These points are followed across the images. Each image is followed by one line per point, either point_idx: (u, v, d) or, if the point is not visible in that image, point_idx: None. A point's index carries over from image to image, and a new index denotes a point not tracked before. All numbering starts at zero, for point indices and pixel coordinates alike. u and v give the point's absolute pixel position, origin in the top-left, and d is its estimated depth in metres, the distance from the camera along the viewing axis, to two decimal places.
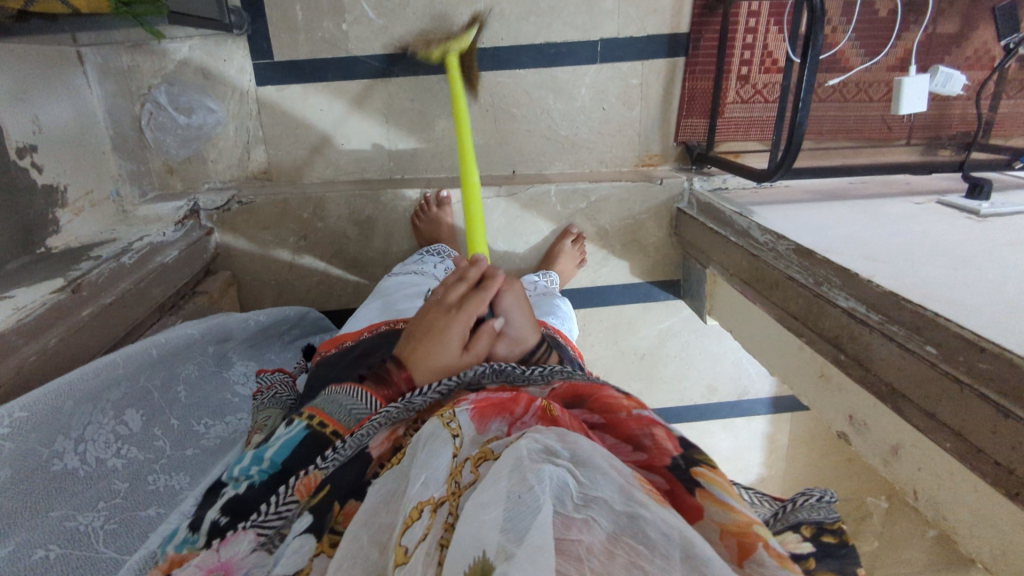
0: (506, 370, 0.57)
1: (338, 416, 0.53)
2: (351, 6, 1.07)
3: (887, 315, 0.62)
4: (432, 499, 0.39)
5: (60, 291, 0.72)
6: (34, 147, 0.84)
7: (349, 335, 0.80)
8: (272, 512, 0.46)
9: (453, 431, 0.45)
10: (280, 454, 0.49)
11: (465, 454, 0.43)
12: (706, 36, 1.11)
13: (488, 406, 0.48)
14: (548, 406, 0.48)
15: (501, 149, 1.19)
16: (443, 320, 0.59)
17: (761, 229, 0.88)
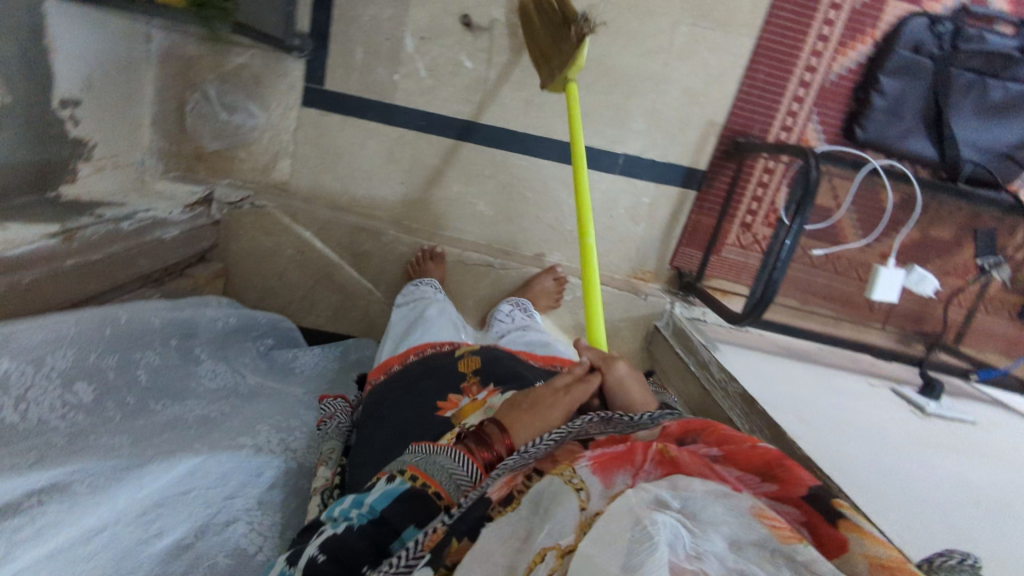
0: (611, 420, 0.59)
1: (440, 477, 0.54)
2: (406, 61, 1.16)
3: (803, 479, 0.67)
4: (557, 546, 0.44)
5: (53, 236, 0.76)
6: (78, 102, 0.90)
7: (395, 359, 0.86)
8: (403, 563, 0.47)
9: (578, 484, 0.49)
10: (380, 502, 0.52)
11: (592, 507, 0.48)
12: (719, 179, 1.20)
13: (606, 460, 0.52)
14: (664, 449, 0.52)
15: (507, 225, 1.24)
16: (550, 400, 0.63)
17: (719, 366, 0.93)
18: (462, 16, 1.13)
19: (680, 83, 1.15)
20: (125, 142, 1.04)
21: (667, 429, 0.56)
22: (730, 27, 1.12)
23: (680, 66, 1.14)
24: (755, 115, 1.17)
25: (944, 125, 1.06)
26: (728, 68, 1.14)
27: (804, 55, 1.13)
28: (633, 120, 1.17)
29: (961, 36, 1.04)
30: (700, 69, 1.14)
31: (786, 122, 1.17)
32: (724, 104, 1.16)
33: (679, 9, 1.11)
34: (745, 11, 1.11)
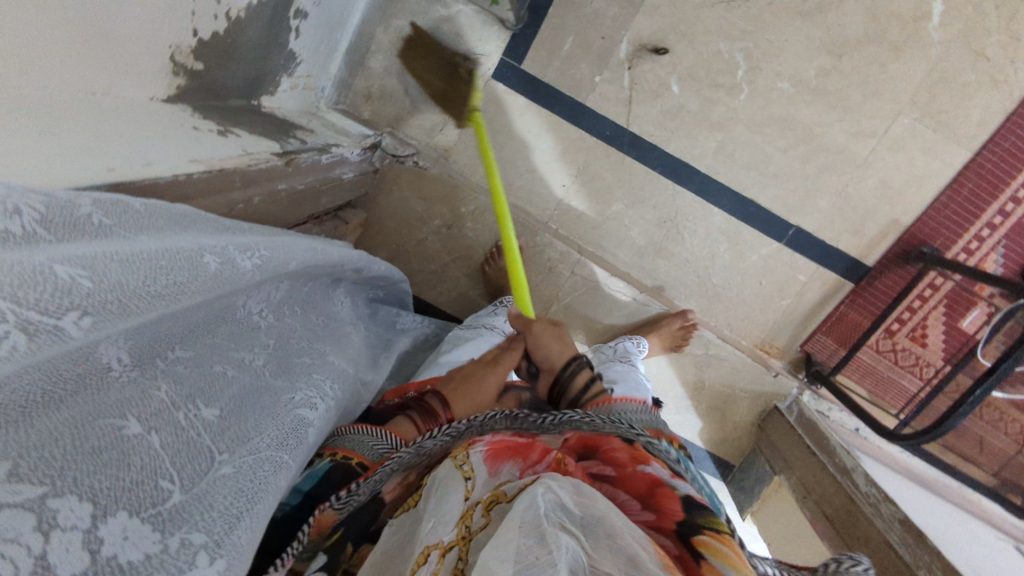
0: (517, 417, 0.53)
1: (363, 450, 0.57)
2: (613, 66, 1.09)
3: None
4: (441, 542, 0.38)
5: (279, 157, 0.71)
6: (308, 15, 0.84)
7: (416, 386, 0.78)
8: (291, 555, 0.46)
9: (465, 473, 0.44)
10: (295, 495, 0.52)
11: (477, 497, 0.42)
12: (883, 279, 1.15)
13: (503, 449, 0.47)
14: (562, 459, 0.45)
15: (654, 260, 1.18)
16: (485, 372, 0.73)
17: (867, 478, 0.92)
18: (656, 47, 1.07)
19: (880, 175, 1.10)
20: (320, 65, 0.98)
21: (567, 442, 0.52)
22: (951, 134, 1.06)
23: (887, 158, 1.09)
24: (943, 227, 1.10)
25: None
26: (934, 173, 1.09)
27: (1015, 185, 1.07)
28: (819, 198, 1.12)
29: None
30: (906, 165, 1.09)
31: (969, 245, 1.10)
32: (916, 208, 1.11)
33: (908, 100, 1.05)
34: (973, 123, 1.05)
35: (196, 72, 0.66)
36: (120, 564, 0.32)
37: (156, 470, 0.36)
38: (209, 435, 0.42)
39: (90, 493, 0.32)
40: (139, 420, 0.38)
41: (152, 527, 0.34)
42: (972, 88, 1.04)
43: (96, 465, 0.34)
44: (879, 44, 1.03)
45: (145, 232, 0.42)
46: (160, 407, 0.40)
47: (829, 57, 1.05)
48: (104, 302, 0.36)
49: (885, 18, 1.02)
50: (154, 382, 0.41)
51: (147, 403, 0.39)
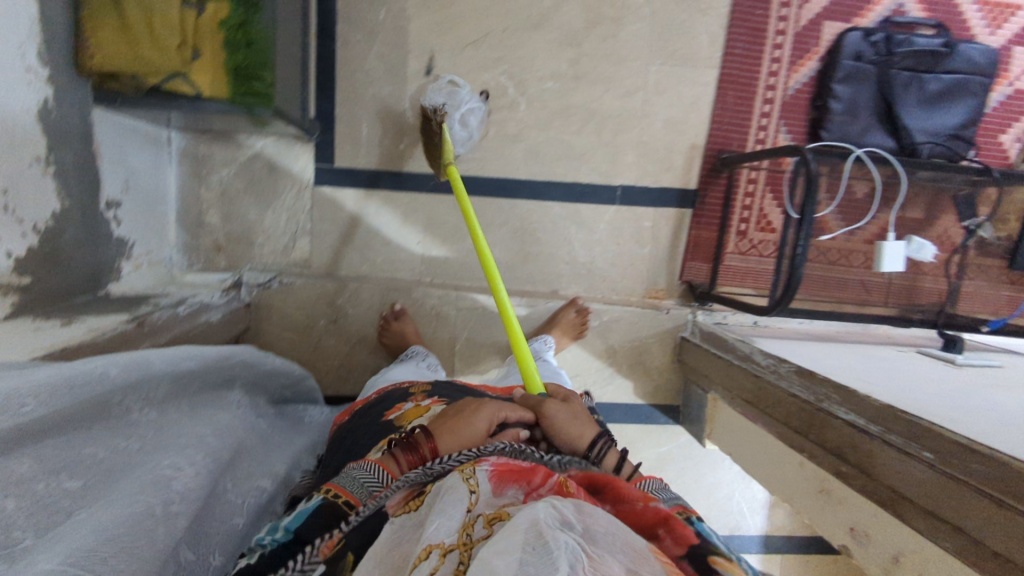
0: (524, 452, 0.64)
1: (353, 489, 0.59)
2: (410, 131, 1.23)
3: (886, 425, 0.76)
4: (443, 543, 0.47)
5: (129, 322, 0.80)
6: (119, 203, 0.96)
7: (364, 402, 0.89)
8: (297, 566, 0.53)
9: (472, 487, 0.54)
10: (294, 522, 0.56)
11: (478, 510, 0.52)
12: (711, 194, 1.29)
13: (507, 471, 0.57)
14: (563, 483, 0.56)
15: (524, 267, 1.29)
16: (471, 409, 0.69)
17: (763, 352, 1.04)
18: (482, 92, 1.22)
19: (660, 115, 1.27)
20: (156, 239, 1.09)
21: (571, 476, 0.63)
22: (694, 61, 1.25)
23: (658, 101, 1.26)
24: (731, 133, 1.28)
25: (896, 119, 1.21)
26: (700, 96, 1.27)
27: (763, 77, 1.26)
28: (624, 154, 1.27)
29: (893, 42, 1.20)
30: (675, 99, 1.26)
31: (759, 135, 1.28)
32: (701, 127, 1.28)
33: (649, 52, 1.24)
34: (705, 46, 1.25)
35: (26, 286, 0.75)
36: None
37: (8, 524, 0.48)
38: (69, 500, 0.53)
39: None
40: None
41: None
42: (690, 22, 1.24)
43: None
44: (603, 22, 1.22)
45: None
46: (23, 480, 0.51)
47: (572, 48, 1.23)
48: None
49: (597, 2, 1.21)
50: (20, 456, 0.52)
51: (8, 474, 0.50)
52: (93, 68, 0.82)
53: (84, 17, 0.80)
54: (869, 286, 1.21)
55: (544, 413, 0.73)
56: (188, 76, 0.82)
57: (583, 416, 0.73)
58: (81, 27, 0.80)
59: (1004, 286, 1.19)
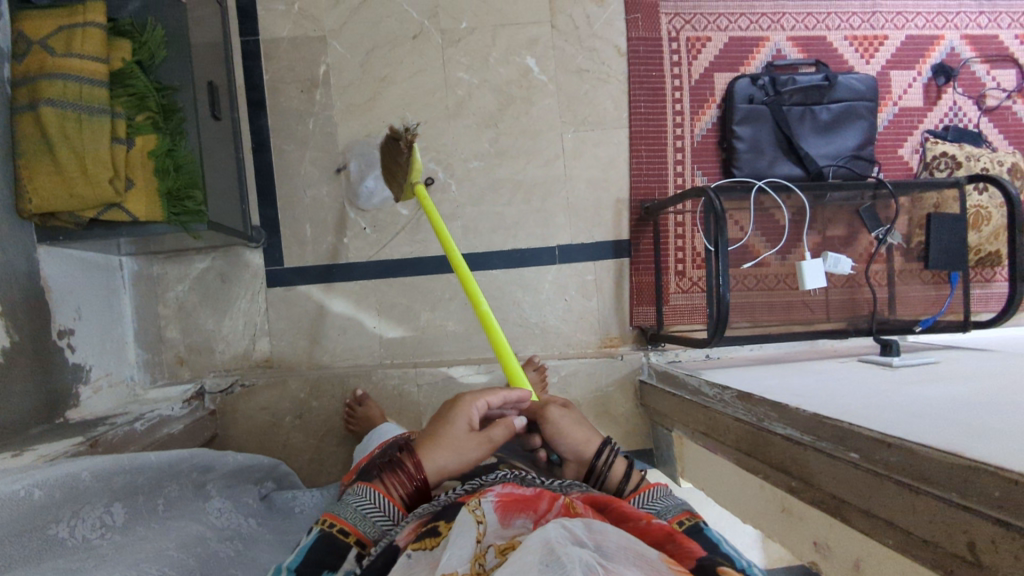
0: (526, 478, 0.67)
1: (356, 522, 0.61)
2: (351, 224, 1.31)
3: (816, 435, 0.80)
4: (457, 571, 0.48)
5: (82, 443, 0.83)
6: (73, 331, 1.01)
7: (365, 457, 0.91)
8: None
9: (478, 518, 0.56)
10: (296, 561, 0.56)
11: (488, 541, 0.53)
12: (643, 241, 1.36)
13: (512, 502, 0.60)
14: (568, 507, 0.59)
15: (479, 335, 1.34)
16: (452, 407, 0.72)
17: (708, 383, 1.08)
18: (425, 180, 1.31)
19: (583, 177, 1.36)
20: (115, 360, 1.13)
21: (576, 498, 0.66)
22: (605, 123, 1.36)
23: (578, 164, 1.35)
24: (651, 183, 1.37)
25: (799, 149, 1.30)
26: (616, 154, 1.36)
27: (670, 129, 1.37)
28: (556, 217, 1.35)
29: (778, 83, 1.32)
30: (594, 161, 1.36)
31: (677, 182, 1.38)
32: (623, 182, 1.37)
33: (561, 122, 1.35)
34: (612, 109, 1.36)
35: None
36: None
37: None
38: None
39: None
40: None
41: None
42: (594, 90, 1.35)
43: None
44: (515, 102, 1.33)
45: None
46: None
47: (490, 129, 1.33)
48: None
49: (506, 86, 1.33)
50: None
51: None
52: (35, 212, 0.89)
53: (21, 165, 0.87)
54: (814, 304, 1.28)
55: (547, 417, 0.77)
56: (124, 205, 0.92)
57: (582, 426, 0.78)
58: (18, 175, 0.88)
59: (930, 286, 1.27)
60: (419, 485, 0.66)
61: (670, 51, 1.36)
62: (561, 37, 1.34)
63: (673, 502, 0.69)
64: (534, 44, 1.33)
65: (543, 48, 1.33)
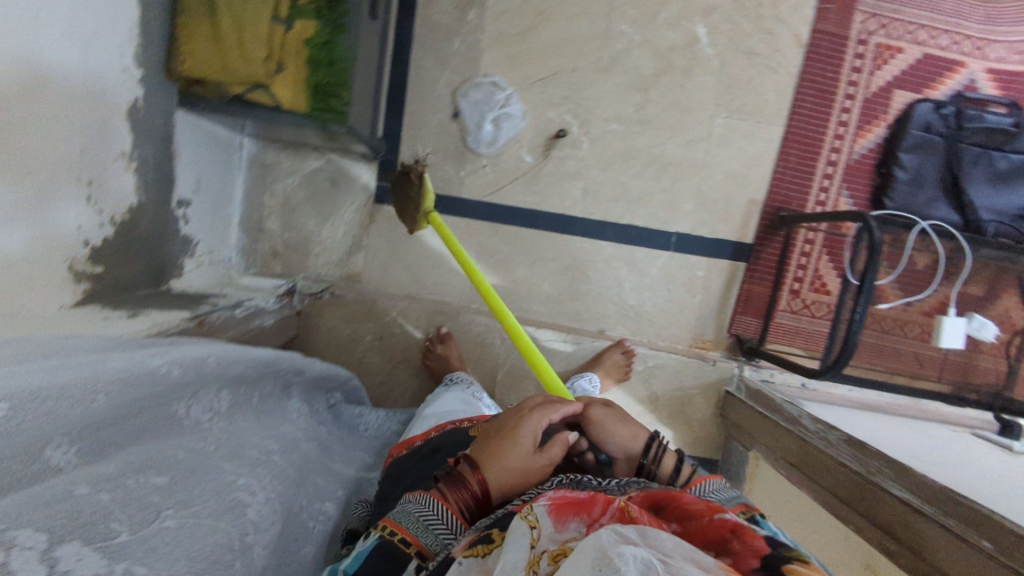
0: (580, 481, 0.61)
1: (410, 527, 0.56)
2: (471, 159, 1.24)
3: (941, 507, 0.72)
4: None
5: (188, 320, 0.81)
6: (190, 202, 0.99)
7: (419, 435, 0.82)
8: None
9: (531, 523, 0.49)
10: (352, 565, 0.54)
11: (543, 547, 0.47)
12: (767, 249, 1.28)
13: (565, 503, 0.51)
14: (626, 508, 0.50)
15: (571, 304, 1.28)
16: (515, 421, 0.64)
17: (812, 418, 0.99)
18: (557, 132, 1.23)
19: (721, 167, 1.26)
20: (218, 240, 1.11)
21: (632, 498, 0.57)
22: (760, 116, 1.25)
23: (720, 153, 1.26)
24: (791, 191, 1.27)
25: (964, 194, 1.15)
26: (763, 152, 1.26)
27: (828, 137, 1.25)
28: (682, 202, 1.27)
29: (964, 116, 1.17)
30: (738, 154, 1.26)
31: (819, 197, 1.27)
32: (761, 183, 1.27)
33: (715, 104, 1.24)
34: (773, 104, 1.25)
35: (98, 275, 0.78)
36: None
37: (104, 515, 0.43)
38: (158, 495, 0.49)
39: (46, 527, 0.39)
40: (89, 484, 0.46)
41: (101, 553, 0.41)
42: (759, 78, 1.24)
43: (51, 509, 0.41)
44: (671, 71, 1.23)
45: (40, 357, 0.50)
46: (112, 477, 0.47)
47: (638, 93, 1.23)
48: (19, 393, 0.44)
49: (667, 51, 1.22)
50: (107, 457, 0.50)
51: (100, 472, 0.47)
52: (183, 73, 0.85)
53: (180, 24, 0.83)
54: (923, 359, 1.15)
55: (591, 418, 0.69)
56: (268, 87, 0.86)
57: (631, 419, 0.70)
58: (175, 34, 0.84)
59: None
60: (479, 502, 0.59)
61: (854, 55, 1.23)
62: (742, 11, 1.22)
63: (729, 497, 0.61)
64: (710, 12, 1.22)
65: (718, 18, 1.22)
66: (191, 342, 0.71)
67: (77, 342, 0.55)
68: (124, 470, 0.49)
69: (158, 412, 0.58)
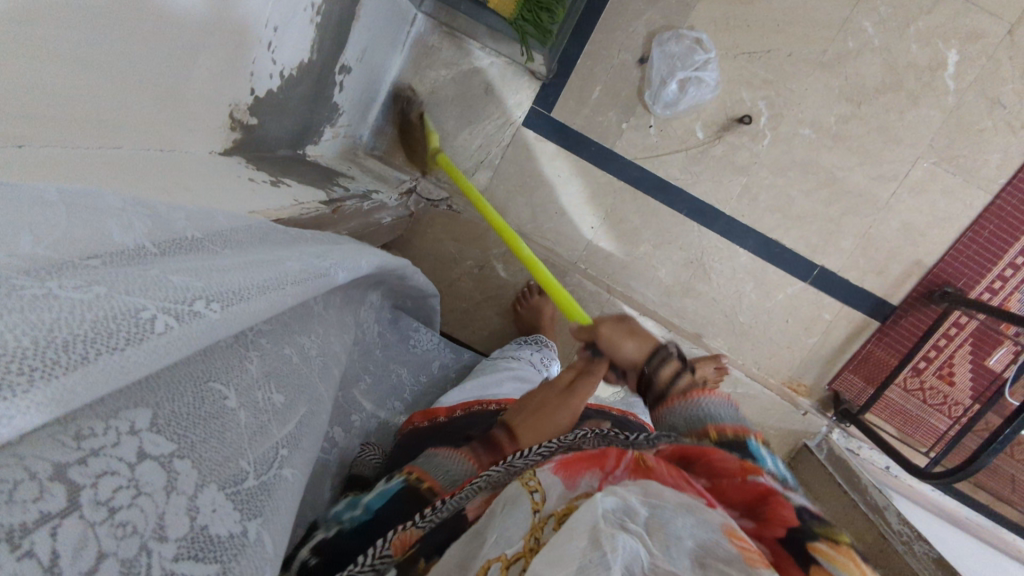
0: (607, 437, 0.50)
1: (438, 476, 0.55)
2: (640, 114, 1.13)
3: None
4: (503, 556, 0.37)
5: (325, 205, 0.77)
6: (350, 70, 0.93)
7: (443, 409, 0.80)
8: (367, 563, 0.45)
9: (532, 488, 0.41)
10: (377, 502, 0.54)
11: (548, 509, 0.39)
12: (909, 318, 1.15)
13: (576, 458, 0.43)
14: (641, 458, 0.41)
15: (682, 299, 1.20)
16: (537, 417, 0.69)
17: (898, 516, 0.92)
18: (742, 116, 1.11)
19: (902, 216, 1.12)
20: (359, 115, 1.06)
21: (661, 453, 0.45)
22: (972, 176, 1.09)
23: (910, 201, 1.11)
24: (965, 268, 1.11)
25: None
26: (956, 216, 1.11)
27: None
28: (842, 238, 1.14)
29: None
30: (928, 208, 1.11)
31: (992, 284, 1.11)
32: (939, 249, 1.12)
33: (928, 145, 1.08)
34: (992, 166, 1.08)
35: (250, 126, 0.74)
36: (214, 538, 0.34)
37: (241, 450, 0.38)
38: (278, 423, 0.43)
39: (200, 463, 0.35)
40: (238, 393, 0.41)
41: (234, 505, 0.36)
42: (991, 133, 1.07)
43: (205, 432, 0.36)
44: (897, 91, 1.07)
45: (223, 253, 0.44)
46: (249, 383, 0.42)
47: (849, 105, 1.08)
48: (224, 293, 0.35)
49: (903, 68, 1.06)
50: (246, 354, 0.44)
51: (241, 377, 0.42)
52: None
53: None
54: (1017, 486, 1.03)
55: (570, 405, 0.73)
56: None
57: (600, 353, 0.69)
58: None
59: None
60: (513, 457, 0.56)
61: None
62: (1007, 51, 1.03)
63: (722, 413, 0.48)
64: (971, 40, 1.04)
65: (976, 51, 1.04)
66: (330, 238, 0.67)
67: (245, 222, 0.52)
68: (263, 373, 0.45)
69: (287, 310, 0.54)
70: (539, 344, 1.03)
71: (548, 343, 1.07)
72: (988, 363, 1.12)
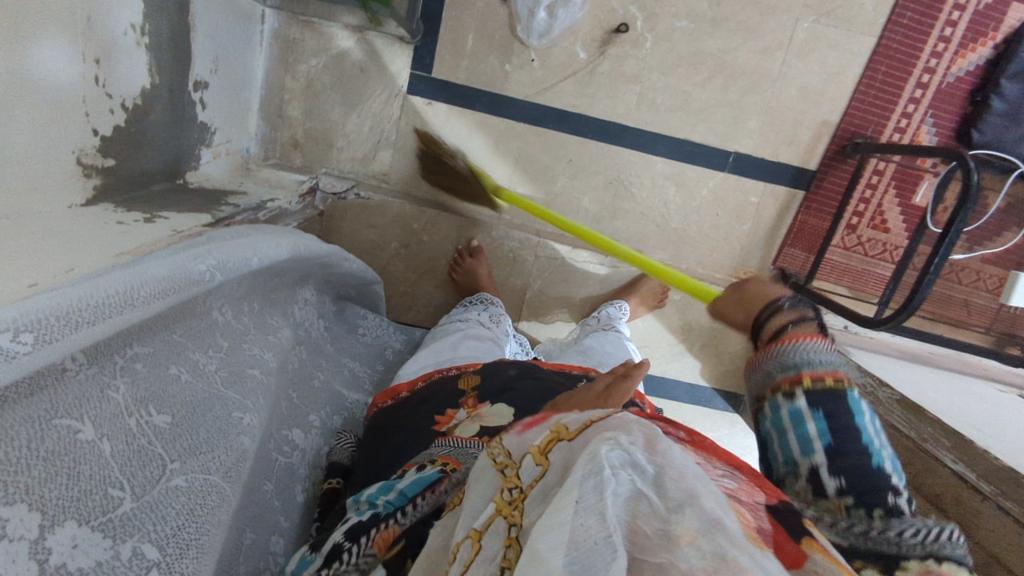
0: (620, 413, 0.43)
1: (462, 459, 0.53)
2: (519, 51, 1.10)
3: (1003, 488, 0.66)
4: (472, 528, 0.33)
5: (210, 226, 0.75)
6: (206, 85, 0.89)
7: (405, 385, 0.81)
8: (352, 562, 0.47)
9: (500, 464, 0.36)
10: (410, 487, 0.51)
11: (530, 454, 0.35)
12: (830, 178, 1.17)
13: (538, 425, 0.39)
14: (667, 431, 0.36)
15: (612, 221, 1.20)
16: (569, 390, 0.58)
17: (861, 370, 0.95)
18: (618, 25, 1.09)
19: (797, 81, 1.12)
20: (236, 128, 1.03)
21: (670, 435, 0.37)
22: (853, 24, 1.09)
23: (800, 64, 1.11)
24: (869, 115, 1.13)
25: None
26: (848, 66, 1.11)
27: (926, 54, 1.09)
28: (747, 119, 1.14)
29: None
30: (820, 67, 1.11)
31: (899, 123, 1.12)
32: (840, 103, 1.13)
33: (803, 4, 1.08)
34: (870, 9, 1.08)
35: (109, 168, 0.72)
36: (72, 571, 0.36)
37: (105, 479, 0.40)
38: (161, 443, 0.46)
39: (39, 504, 0.36)
40: (94, 425, 0.41)
41: (101, 534, 0.38)
42: None
43: (47, 471, 0.37)
44: None
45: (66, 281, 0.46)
46: (116, 412, 0.43)
47: None
48: (45, 319, 0.38)
49: None
50: (113, 382, 0.44)
51: (102, 407, 0.42)
52: None
53: None
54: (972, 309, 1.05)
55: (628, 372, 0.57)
56: None
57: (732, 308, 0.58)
58: None
59: None
60: None
61: None
62: None
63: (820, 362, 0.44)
64: None
65: None
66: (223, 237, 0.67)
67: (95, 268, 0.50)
68: (128, 403, 0.44)
69: (175, 326, 0.53)
70: (485, 302, 1.03)
71: (494, 300, 1.07)
72: (914, 201, 1.14)
